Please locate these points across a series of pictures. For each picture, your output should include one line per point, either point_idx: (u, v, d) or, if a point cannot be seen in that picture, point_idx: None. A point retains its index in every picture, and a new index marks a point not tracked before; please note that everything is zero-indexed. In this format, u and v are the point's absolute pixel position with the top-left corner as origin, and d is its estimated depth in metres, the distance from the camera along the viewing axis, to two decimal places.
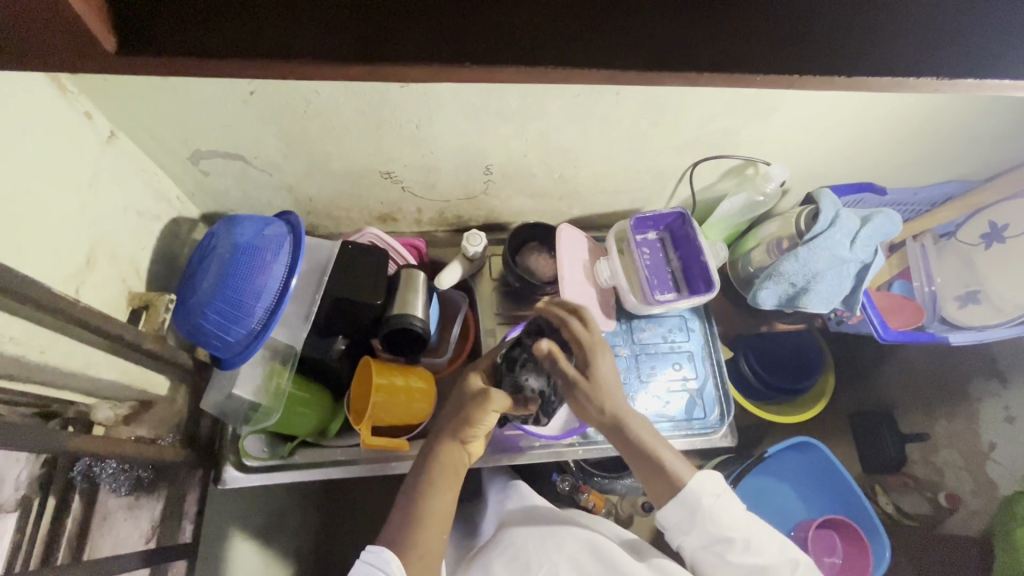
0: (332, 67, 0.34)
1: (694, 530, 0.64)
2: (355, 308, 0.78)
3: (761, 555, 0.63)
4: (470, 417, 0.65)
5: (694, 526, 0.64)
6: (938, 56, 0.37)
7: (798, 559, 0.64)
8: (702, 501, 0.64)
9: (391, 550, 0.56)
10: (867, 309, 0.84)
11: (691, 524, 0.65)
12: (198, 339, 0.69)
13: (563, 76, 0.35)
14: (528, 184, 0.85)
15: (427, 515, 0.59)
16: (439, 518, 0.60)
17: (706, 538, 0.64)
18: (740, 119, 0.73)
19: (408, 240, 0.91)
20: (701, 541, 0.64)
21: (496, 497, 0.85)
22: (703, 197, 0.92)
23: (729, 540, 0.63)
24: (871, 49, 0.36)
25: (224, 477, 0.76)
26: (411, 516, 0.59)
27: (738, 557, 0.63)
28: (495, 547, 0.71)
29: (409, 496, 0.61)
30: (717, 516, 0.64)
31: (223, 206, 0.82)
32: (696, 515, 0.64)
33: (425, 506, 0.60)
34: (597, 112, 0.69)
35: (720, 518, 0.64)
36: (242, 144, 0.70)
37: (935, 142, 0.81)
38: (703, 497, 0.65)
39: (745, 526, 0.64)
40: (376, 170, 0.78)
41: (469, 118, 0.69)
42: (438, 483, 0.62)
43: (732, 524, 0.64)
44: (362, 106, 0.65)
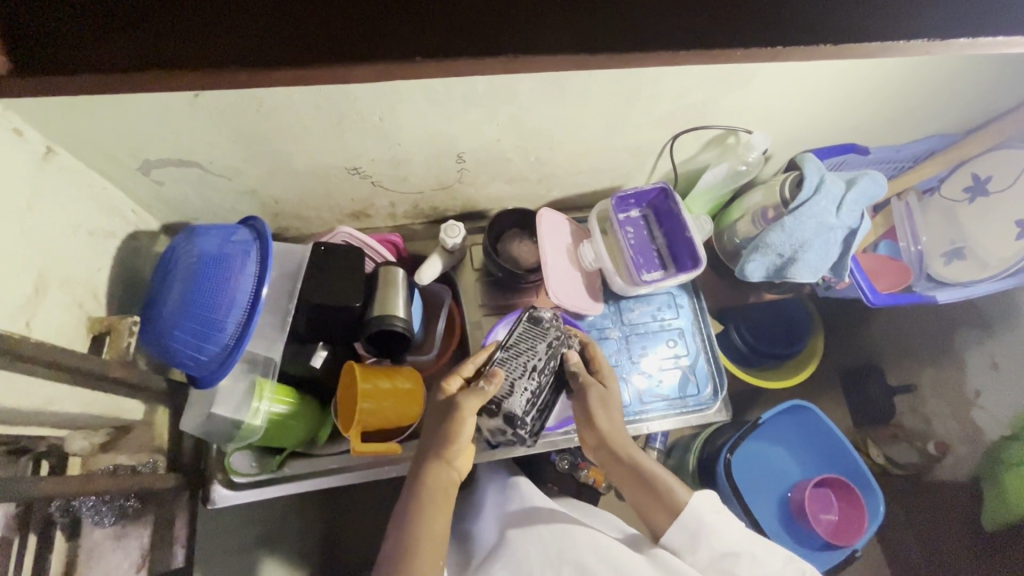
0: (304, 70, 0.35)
1: (699, 549, 0.64)
2: (334, 313, 0.75)
3: (766, 567, 0.63)
4: (449, 431, 0.64)
5: (698, 547, 0.64)
6: (872, 24, 0.38)
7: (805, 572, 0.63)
8: (704, 520, 0.65)
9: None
10: (855, 274, 0.83)
11: (695, 543, 0.64)
12: (170, 360, 0.66)
13: (518, 65, 0.37)
14: (504, 170, 0.82)
15: (420, 538, 0.58)
16: (432, 541, 0.59)
17: (711, 555, 0.64)
18: (720, 89, 0.70)
19: (385, 237, 0.88)
20: (709, 559, 0.64)
21: (496, 496, 0.84)
22: (685, 170, 0.89)
23: (734, 554, 0.63)
24: (802, 24, 0.38)
25: (214, 496, 0.74)
26: (402, 533, 0.59)
27: (744, 570, 0.63)
28: (498, 557, 0.69)
29: (400, 519, 0.60)
30: (720, 533, 0.64)
31: (183, 215, 0.77)
32: (701, 533, 0.64)
33: (415, 532, 0.59)
34: (569, 91, 0.66)
35: (723, 535, 0.64)
36: (194, 150, 0.65)
37: (918, 99, 0.79)
38: (705, 515, 0.65)
39: (746, 540, 0.65)
40: (343, 167, 0.74)
41: (434, 106, 0.65)
42: (428, 507, 0.61)
43: (735, 538, 0.64)
44: (319, 102, 0.61)
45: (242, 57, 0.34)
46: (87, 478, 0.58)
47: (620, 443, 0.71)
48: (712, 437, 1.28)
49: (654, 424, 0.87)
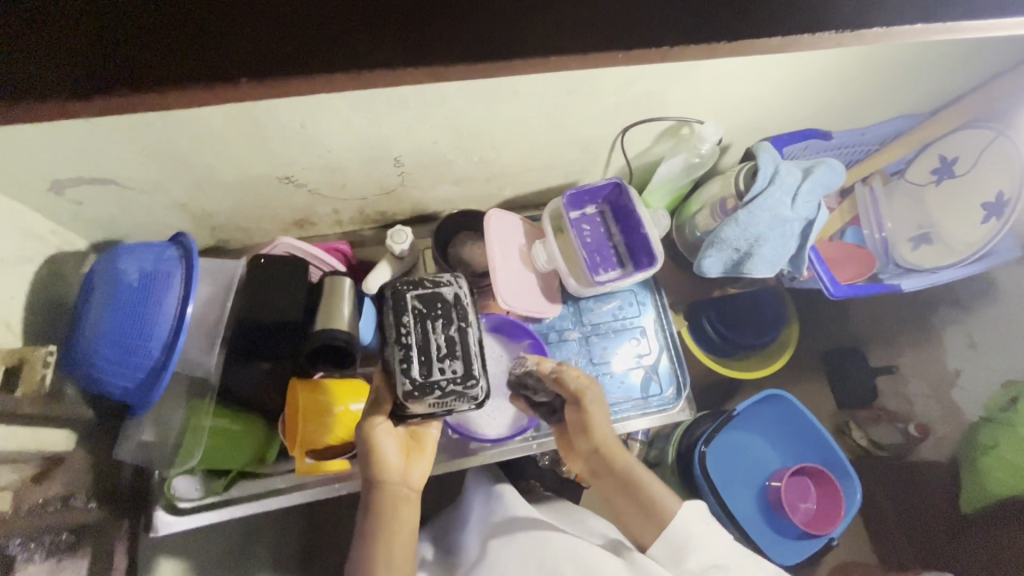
0: (157, 96, 0.31)
1: (686, 559, 0.62)
2: (275, 329, 0.75)
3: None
4: (372, 451, 0.59)
5: (686, 559, 0.62)
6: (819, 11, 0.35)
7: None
8: (692, 534, 0.63)
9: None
10: (815, 265, 0.80)
11: (682, 554, 0.62)
12: (94, 386, 0.63)
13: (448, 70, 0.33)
14: (448, 171, 0.78)
15: (379, 556, 0.58)
16: (390, 571, 0.58)
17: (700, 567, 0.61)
18: (664, 80, 0.67)
19: (331, 245, 0.85)
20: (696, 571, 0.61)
21: (478, 506, 0.83)
22: (640, 163, 0.86)
23: (722, 566, 0.61)
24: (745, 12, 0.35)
25: (156, 524, 0.70)
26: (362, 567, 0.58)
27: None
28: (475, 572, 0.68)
29: (361, 551, 0.59)
30: (708, 545, 0.62)
31: (111, 232, 0.74)
32: (690, 545, 0.62)
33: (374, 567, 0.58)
34: (502, 90, 0.62)
35: (708, 547, 0.62)
36: (107, 166, 0.61)
37: (876, 81, 0.76)
38: (694, 526, 0.63)
39: (734, 553, 0.63)
40: (274, 176, 0.70)
41: (360, 110, 0.61)
42: (381, 528, 0.59)
43: (724, 551, 0.62)
44: (233, 113, 0.57)
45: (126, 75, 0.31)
46: None
47: (613, 453, 0.69)
48: (689, 429, 1.25)
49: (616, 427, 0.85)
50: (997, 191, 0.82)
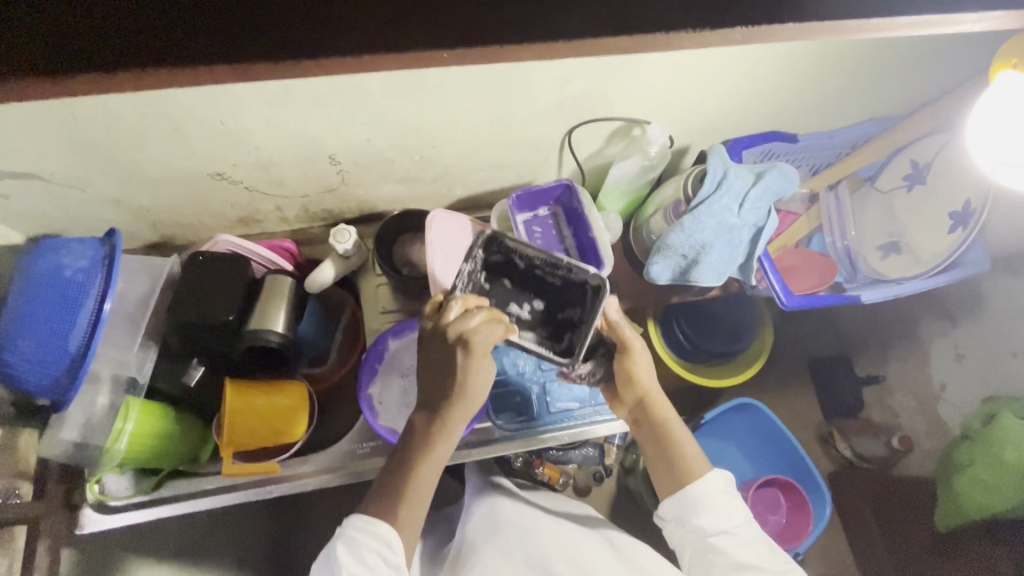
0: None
1: (701, 519, 0.62)
2: (205, 330, 0.72)
3: (756, 552, 0.61)
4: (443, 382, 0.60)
5: (701, 517, 0.63)
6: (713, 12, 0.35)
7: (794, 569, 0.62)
8: (713, 493, 0.63)
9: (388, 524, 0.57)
10: (768, 273, 0.75)
11: (699, 511, 0.63)
12: (8, 383, 0.62)
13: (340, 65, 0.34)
14: (390, 170, 0.76)
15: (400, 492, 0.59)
16: (422, 494, 0.60)
17: (710, 528, 0.62)
18: (602, 79, 0.64)
19: (276, 243, 0.84)
20: (706, 530, 0.62)
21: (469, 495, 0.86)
22: (593, 164, 0.83)
23: (732, 531, 0.62)
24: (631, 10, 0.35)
25: (83, 521, 0.70)
26: (397, 481, 0.60)
27: (738, 550, 0.61)
28: (463, 559, 0.72)
29: (400, 462, 0.61)
30: (725, 509, 0.63)
31: (48, 227, 0.73)
32: (706, 507, 0.63)
33: (413, 478, 0.60)
34: (427, 86, 0.60)
35: (720, 511, 0.63)
36: (27, 161, 0.61)
37: (834, 84, 0.73)
38: (716, 487, 0.64)
39: (747, 523, 0.63)
40: (205, 173, 0.69)
41: (280, 107, 0.59)
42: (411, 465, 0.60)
43: (736, 519, 0.63)
44: (144, 106, 0.56)
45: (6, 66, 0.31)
46: None
47: (657, 406, 0.68)
48: None
49: (562, 435, 0.83)
50: (966, 200, 0.78)
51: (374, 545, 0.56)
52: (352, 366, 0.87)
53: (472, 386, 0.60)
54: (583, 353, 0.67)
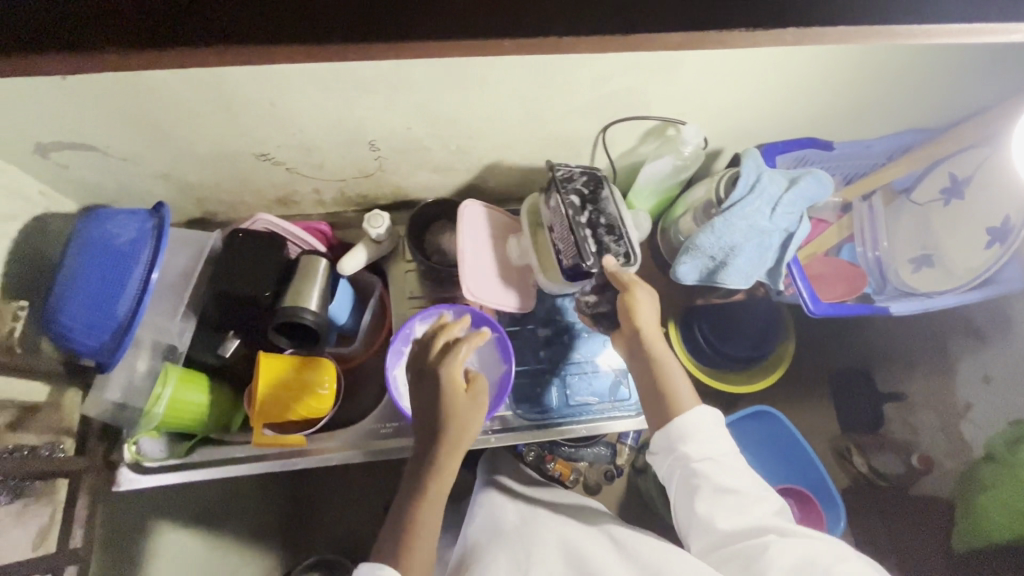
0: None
1: (688, 446, 0.66)
2: (245, 302, 0.76)
3: (738, 481, 0.64)
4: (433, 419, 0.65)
5: (685, 446, 0.66)
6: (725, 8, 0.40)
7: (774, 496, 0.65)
8: (699, 422, 0.67)
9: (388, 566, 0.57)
10: (796, 279, 0.76)
11: (683, 441, 0.66)
12: (61, 343, 0.66)
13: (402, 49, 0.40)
14: (426, 159, 0.78)
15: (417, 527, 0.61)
16: (427, 523, 0.61)
17: (697, 455, 0.65)
18: (640, 78, 0.65)
19: (311, 225, 0.86)
20: (690, 458, 0.66)
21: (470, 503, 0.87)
22: (625, 163, 0.84)
23: (713, 459, 0.65)
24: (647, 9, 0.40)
25: (119, 479, 0.73)
26: (401, 518, 0.61)
27: (721, 478, 0.64)
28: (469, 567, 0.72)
29: (404, 499, 0.63)
30: (708, 440, 0.66)
31: (99, 198, 0.77)
32: (690, 437, 0.66)
33: (413, 518, 0.61)
34: (469, 76, 0.61)
35: (707, 442, 0.66)
36: (88, 132, 0.64)
37: (874, 92, 0.72)
38: (701, 420, 0.67)
39: (729, 453, 0.66)
40: (250, 153, 0.72)
41: (328, 92, 0.62)
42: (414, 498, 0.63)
43: (718, 449, 0.66)
44: (200, 85, 0.58)
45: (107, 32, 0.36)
46: None
47: (652, 344, 0.73)
48: None
49: (580, 429, 0.83)
50: (1004, 216, 0.76)
51: None
52: (379, 348, 0.89)
53: (463, 420, 0.65)
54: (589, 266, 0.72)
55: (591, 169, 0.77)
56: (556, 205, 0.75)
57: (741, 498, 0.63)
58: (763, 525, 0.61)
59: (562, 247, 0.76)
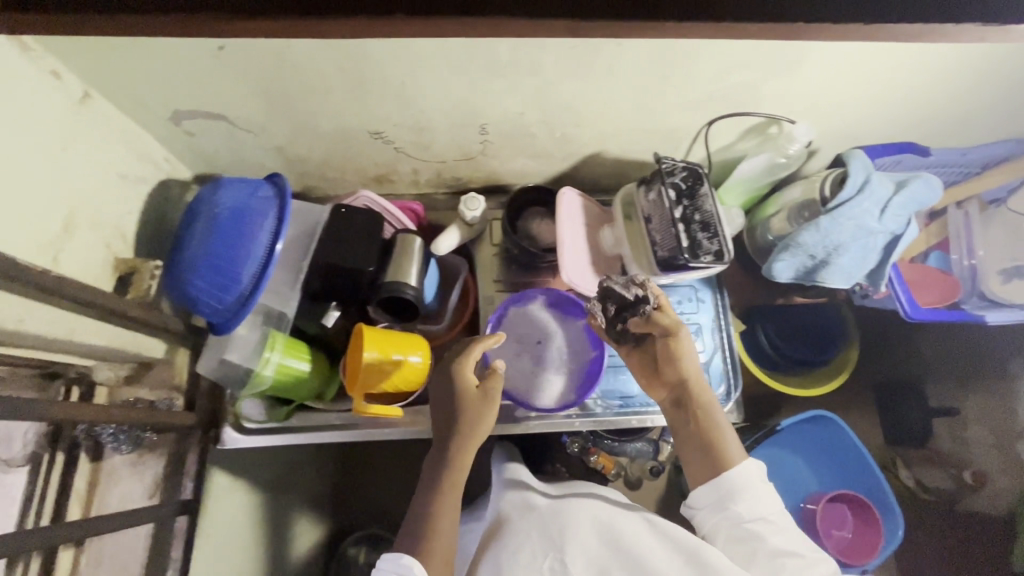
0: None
1: (738, 503, 0.64)
2: (348, 276, 0.77)
3: (796, 545, 0.62)
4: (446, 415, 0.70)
5: (739, 501, 0.64)
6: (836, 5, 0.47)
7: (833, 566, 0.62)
8: (755, 478, 0.65)
9: (408, 557, 0.59)
10: (895, 284, 0.78)
11: (739, 498, 0.64)
12: (188, 305, 0.69)
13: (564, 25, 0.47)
14: (529, 144, 0.80)
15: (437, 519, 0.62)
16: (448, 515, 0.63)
17: (748, 515, 0.63)
18: (763, 73, 0.65)
19: (406, 204, 0.88)
20: (744, 516, 0.63)
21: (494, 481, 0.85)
22: (721, 158, 0.84)
23: (770, 518, 0.63)
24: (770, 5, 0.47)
25: (224, 438, 0.77)
26: (422, 517, 0.63)
27: (776, 538, 0.62)
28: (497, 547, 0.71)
29: (425, 494, 0.65)
30: (764, 497, 0.64)
31: (213, 166, 0.79)
32: (747, 492, 0.64)
33: (434, 519, 0.62)
34: (597, 64, 0.63)
35: (760, 497, 0.64)
36: (224, 102, 0.66)
37: (990, 98, 0.72)
38: (757, 475, 0.65)
39: (785, 515, 0.64)
40: (365, 130, 0.74)
41: (458, 73, 0.63)
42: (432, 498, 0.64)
43: (774, 509, 0.64)
44: (341, 62, 0.60)
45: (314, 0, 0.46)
46: (107, 409, 0.62)
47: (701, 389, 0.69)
48: None
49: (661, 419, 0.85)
50: None
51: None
52: (462, 327, 0.91)
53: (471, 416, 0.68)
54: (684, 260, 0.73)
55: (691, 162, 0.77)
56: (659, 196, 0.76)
57: (800, 564, 0.60)
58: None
59: (658, 238, 0.77)
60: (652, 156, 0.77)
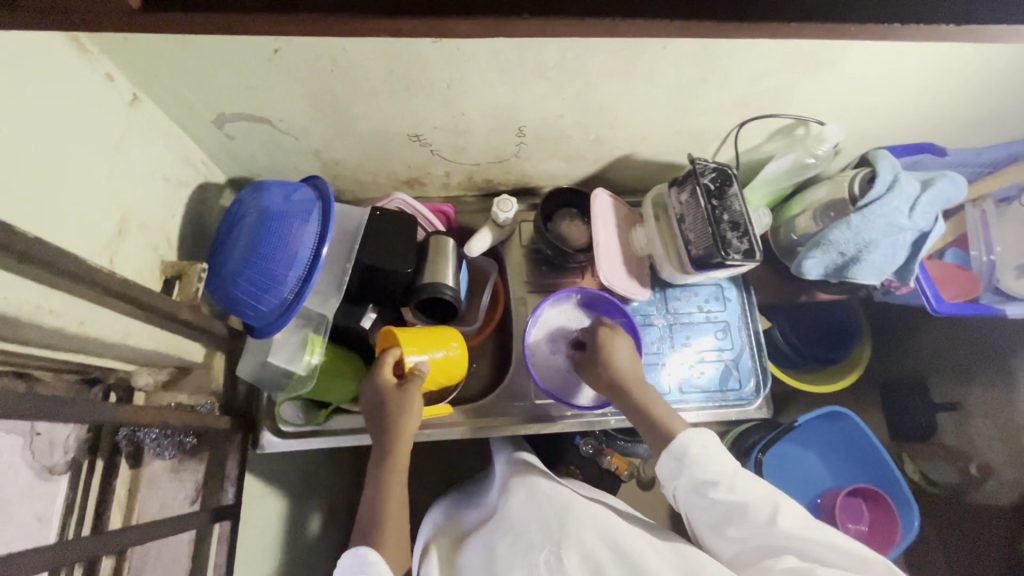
0: (352, 21, 0.32)
1: (682, 474, 0.65)
2: (385, 277, 0.76)
3: (744, 494, 0.62)
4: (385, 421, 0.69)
5: (682, 473, 0.65)
6: None
7: (782, 499, 0.61)
8: (690, 447, 0.66)
9: (365, 548, 0.60)
10: (921, 280, 0.82)
11: (681, 469, 0.66)
12: (232, 308, 0.69)
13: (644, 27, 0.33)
14: (562, 146, 0.81)
15: (385, 514, 0.64)
16: (396, 502, 0.65)
17: (694, 481, 0.64)
18: (796, 76, 0.68)
19: (437, 207, 0.89)
20: (688, 483, 0.65)
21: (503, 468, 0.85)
22: (747, 159, 0.87)
23: (713, 480, 0.63)
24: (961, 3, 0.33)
25: (263, 442, 0.77)
26: (370, 511, 0.64)
27: (721, 495, 0.62)
28: (491, 531, 0.70)
29: (368, 493, 0.66)
30: (703, 460, 0.65)
31: (248, 170, 0.80)
32: (684, 460, 0.66)
33: (382, 512, 0.64)
34: (640, 67, 0.64)
35: (705, 462, 0.65)
36: (268, 107, 0.67)
37: (1008, 99, 0.75)
38: (691, 444, 0.66)
39: (730, 471, 0.64)
40: (404, 133, 0.75)
41: (504, 76, 0.64)
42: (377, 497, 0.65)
43: (717, 468, 0.64)
44: (392, 65, 0.61)
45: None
46: (153, 413, 0.62)
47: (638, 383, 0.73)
48: (742, 437, 1.21)
49: (693, 415, 0.87)
50: None
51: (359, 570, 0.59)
52: (492, 328, 0.92)
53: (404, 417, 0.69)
54: (727, 260, 0.74)
55: (722, 165, 0.78)
56: (694, 195, 0.77)
57: (746, 513, 0.60)
58: (773, 531, 0.58)
59: (692, 236, 0.78)
60: (685, 156, 0.77)
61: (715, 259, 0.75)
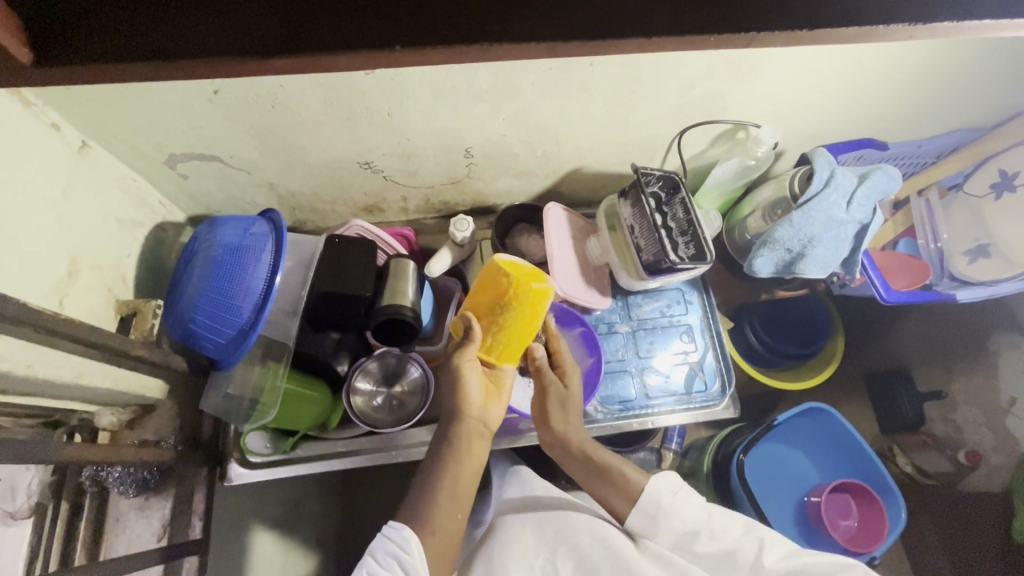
0: (271, 61, 0.35)
1: (659, 531, 0.65)
2: (344, 302, 0.77)
3: (727, 538, 0.63)
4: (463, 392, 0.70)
5: (660, 527, 0.65)
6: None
7: (765, 535, 0.63)
8: (660, 500, 0.65)
9: (410, 528, 0.61)
10: (869, 270, 0.85)
11: (656, 526, 0.65)
12: (192, 342, 0.69)
13: (506, 52, 0.36)
14: (512, 163, 0.83)
15: (431, 512, 0.64)
16: (448, 500, 0.65)
17: (672, 535, 0.65)
18: (726, 82, 0.70)
19: (397, 230, 0.91)
20: (669, 538, 0.65)
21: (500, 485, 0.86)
22: (695, 165, 0.89)
23: (693, 532, 0.64)
24: (818, 5, 0.37)
25: (230, 474, 0.80)
26: (417, 501, 0.64)
27: (704, 545, 0.63)
28: (492, 541, 0.72)
29: (416, 500, 0.65)
30: (677, 514, 0.65)
31: (206, 206, 0.82)
32: (659, 515, 0.65)
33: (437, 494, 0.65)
34: (573, 84, 0.67)
35: (680, 512, 0.65)
36: (216, 145, 0.69)
37: (935, 92, 0.77)
38: (662, 496, 0.66)
39: (706, 516, 0.65)
40: (355, 161, 0.77)
41: (442, 102, 0.67)
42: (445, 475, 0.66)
43: (693, 516, 0.65)
44: (331, 98, 0.63)
45: (224, 42, 0.35)
46: (112, 449, 0.62)
47: (586, 441, 0.72)
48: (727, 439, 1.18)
49: (661, 419, 0.88)
50: None
51: (390, 546, 0.60)
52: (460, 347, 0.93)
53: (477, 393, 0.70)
54: (674, 263, 0.75)
55: (667, 172, 0.80)
56: (642, 195, 0.78)
57: (734, 557, 0.62)
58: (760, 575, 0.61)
59: (643, 243, 0.80)
60: (632, 165, 0.78)
61: (663, 263, 0.77)
